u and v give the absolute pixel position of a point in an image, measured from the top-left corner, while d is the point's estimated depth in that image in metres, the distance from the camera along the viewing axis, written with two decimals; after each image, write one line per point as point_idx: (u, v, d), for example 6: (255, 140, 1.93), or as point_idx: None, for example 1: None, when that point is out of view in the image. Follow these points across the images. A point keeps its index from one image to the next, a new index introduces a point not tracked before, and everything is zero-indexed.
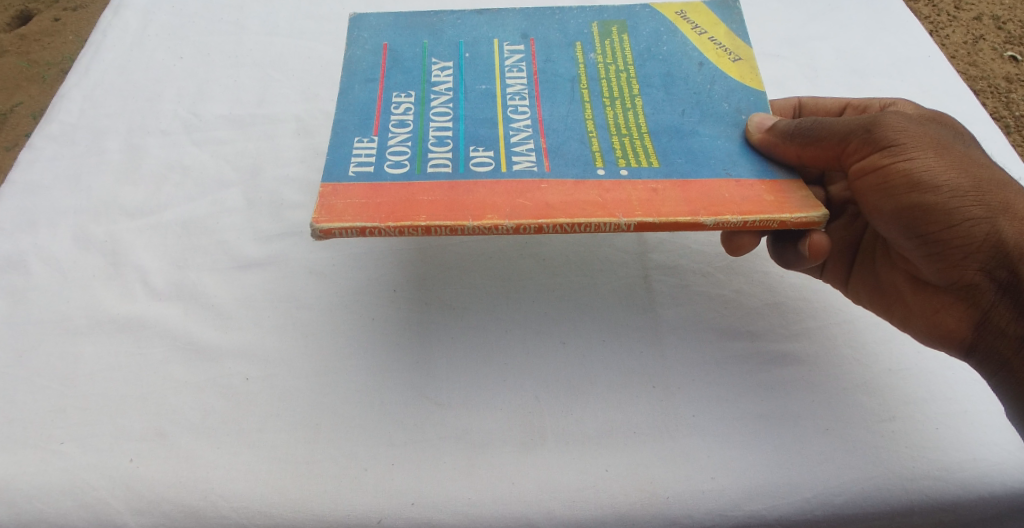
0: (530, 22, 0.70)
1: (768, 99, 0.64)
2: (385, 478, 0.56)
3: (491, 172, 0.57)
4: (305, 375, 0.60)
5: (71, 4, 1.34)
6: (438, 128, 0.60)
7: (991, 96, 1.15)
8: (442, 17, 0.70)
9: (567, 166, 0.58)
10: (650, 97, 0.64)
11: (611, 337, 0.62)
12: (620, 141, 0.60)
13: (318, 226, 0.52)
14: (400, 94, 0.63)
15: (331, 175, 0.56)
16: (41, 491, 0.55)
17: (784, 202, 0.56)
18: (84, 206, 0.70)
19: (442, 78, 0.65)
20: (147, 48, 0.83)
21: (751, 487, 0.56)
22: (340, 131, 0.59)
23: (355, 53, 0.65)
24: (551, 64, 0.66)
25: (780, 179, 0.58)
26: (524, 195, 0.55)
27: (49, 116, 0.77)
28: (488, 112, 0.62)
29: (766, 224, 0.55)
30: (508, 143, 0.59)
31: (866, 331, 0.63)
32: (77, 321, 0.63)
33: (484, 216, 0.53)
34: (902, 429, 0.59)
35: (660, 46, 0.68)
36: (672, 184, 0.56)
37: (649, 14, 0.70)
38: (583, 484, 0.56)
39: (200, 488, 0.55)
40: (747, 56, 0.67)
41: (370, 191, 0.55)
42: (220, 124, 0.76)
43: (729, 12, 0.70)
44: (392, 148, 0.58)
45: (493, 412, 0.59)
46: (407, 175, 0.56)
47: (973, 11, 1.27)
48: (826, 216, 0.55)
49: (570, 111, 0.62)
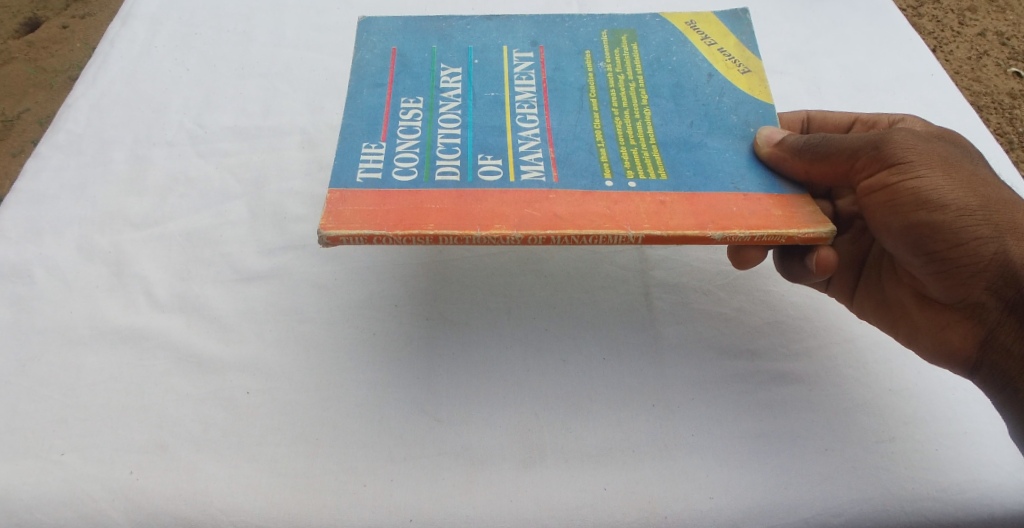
0: (540, 29, 0.70)
1: (776, 113, 0.64)
2: (385, 493, 0.56)
3: (500, 181, 0.57)
4: (306, 389, 0.60)
5: (80, 11, 1.35)
6: (446, 136, 0.61)
7: (995, 111, 1.15)
8: (452, 22, 0.70)
9: (576, 177, 0.58)
10: (659, 107, 0.64)
11: (612, 354, 0.62)
12: (628, 152, 0.60)
13: (325, 233, 0.53)
14: (409, 100, 0.63)
15: (338, 180, 0.56)
16: (41, 502, 0.56)
17: (792, 217, 0.56)
18: (89, 216, 0.70)
19: (450, 84, 0.65)
20: (155, 59, 0.84)
21: (750, 507, 0.56)
22: (347, 136, 0.60)
23: (363, 57, 0.66)
24: (560, 72, 0.67)
25: (788, 193, 0.58)
26: (533, 205, 0.55)
27: (57, 125, 0.77)
28: (496, 120, 0.62)
29: (774, 238, 0.55)
30: (517, 152, 0.60)
31: (866, 351, 0.63)
32: (81, 331, 0.63)
33: (493, 226, 0.53)
34: (902, 449, 0.59)
35: (670, 56, 0.68)
36: (680, 197, 0.57)
37: (659, 23, 0.71)
38: (581, 501, 0.56)
39: (201, 501, 0.56)
40: (757, 68, 0.67)
41: (378, 198, 0.55)
42: (225, 136, 0.77)
43: (740, 23, 0.71)
44: (401, 155, 0.59)
45: (493, 428, 0.59)
46: (416, 182, 0.57)
47: (977, 26, 1.28)
48: (834, 232, 0.55)
49: (578, 121, 0.63)
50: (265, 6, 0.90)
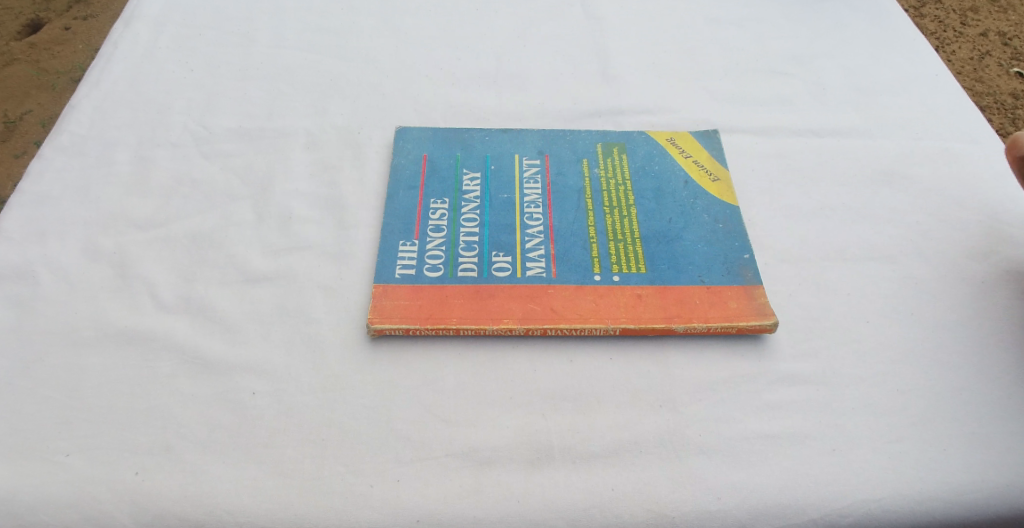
0: (547, 141, 0.75)
1: (742, 216, 0.70)
2: (392, 494, 0.56)
3: (509, 277, 0.64)
4: (312, 390, 0.60)
5: (81, 12, 1.35)
6: (467, 234, 0.67)
7: (998, 111, 1.15)
8: (472, 132, 0.75)
9: (570, 271, 0.64)
10: (643, 208, 0.69)
11: (619, 354, 0.62)
12: (616, 248, 0.66)
13: (372, 325, 0.61)
14: (437, 202, 0.69)
15: (382, 274, 0.64)
16: (46, 504, 0.55)
17: (744, 308, 0.63)
18: (93, 217, 0.70)
19: (471, 187, 0.70)
20: (158, 61, 0.84)
21: (757, 508, 0.56)
22: (387, 234, 0.67)
23: (399, 162, 0.73)
24: (562, 177, 0.71)
25: (746, 283, 0.65)
26: (535, 299, 0.63)
27: (60, 127, 0.77)
28: (508, 219, 0.68)
29: (725, 329, 0.62)
30: (524, 249, 0.66)
31: (873, 351, 0.63)
32: (86, 332, 0.63)
33: (502, 319, 0.62)
34: (910, 450, 0.58)
35: (654, 165, 0.73)
36: (655, 290, 0.64)
37: (644, 139, 0.76)
38: (589, 502, 0.56)
39: (207, 503, 0.56)
40: (726, 178, 0.73)
41: (412, 293, 0.63)
42: (229, 138, 0.77)
43: (711, 141, 0.76)
44: (431, 252, 0.65)
45: (500, 430, 0.58)
46: (442, 278, 0.64)
47: (980, 27, 1.27)
48: (777, 325, 0.62)
49: (576, 219, 0.68)
50: (268, 7, 0.90)
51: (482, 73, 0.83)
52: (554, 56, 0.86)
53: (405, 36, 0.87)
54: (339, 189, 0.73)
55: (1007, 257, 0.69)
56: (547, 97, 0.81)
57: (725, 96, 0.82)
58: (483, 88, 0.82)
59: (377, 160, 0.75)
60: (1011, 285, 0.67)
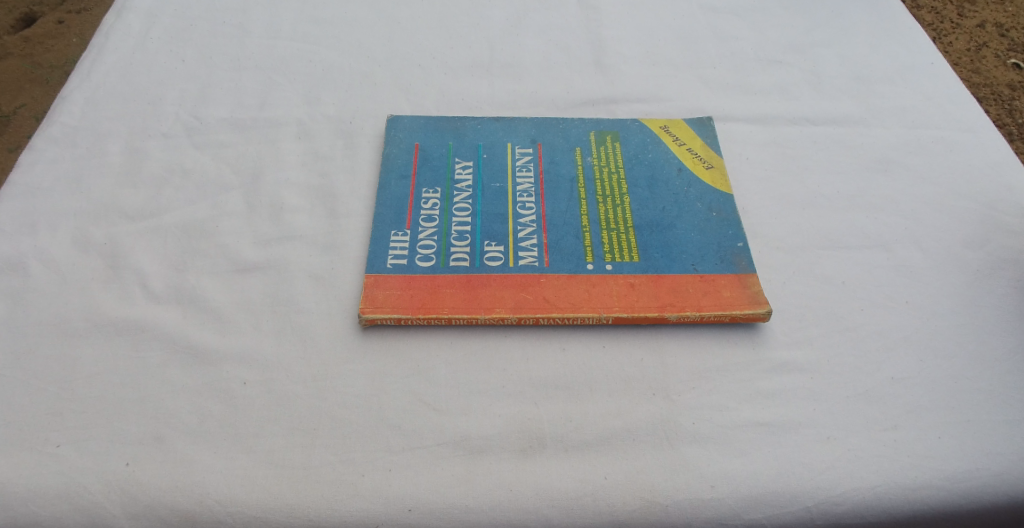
0: (540, 129, 0.74)
1: (736, 204, 0.69)
2: (383, 483, 0.56)
3: (501, 266, 0.64)
4: (303, 380, 0.60)
5: (75, 6, 1.34)
6: (459, 223, 0.66)
7: (995, 103, 1.14)
8: (466, 121, 0.75)
9: (562, 261, 0.64)
10: (636, 196, 0.69)
11: (612, 342, 0.62)
12: (609, 237, 0.66)
13: (364, 315, 0.61)
14: (429, 191, 0.69)
15: (373, 265, 0.64)
16: (37, 495, 0.55)
17: (738, 296, 0.63)
18: (84, 208, 0.70)
19: (463, 176, 0.70)
20: (150, 52, 0.83)
21: (751, 496, 0.56)
22: (378, 224, 0.67)
23: (391, 152, 0.72)
24: (555, 166, 0.71)
25: (740, 271, 0.64)
26: (527, 288, 0.62)
27: (51, 117, 0.76)
28: (500, 208, 0.68)
29: (718, 318, 0.62)
30: (517, 238, 0.65)
31: (868, 339, 0.63)
32: (76, 323, 0.63)
33: (494, 309, 0.61)
34: (905, 438, 0.58)
35: (647, 153, 0.73)
36: (648, 279, 0.63)
37: (638, 127, 0.75)
38: (582, 491, 0.56)
39: (198, 493, 0.55)
40: (720, 165, 0.72)
41: (405, 283, 0.63)
42: (221, 128, 0.76)
43: (705, 128, 0.76)
44: (423, 242, 0.65)
45: (492, 418, 0.58)
46: (434, 268, 0.63)
47: (976, 18, 1.27)
48: (771, 313, 0.62)
49: (569, 208, 0.68)
50: None
51: (476, 62, 0.83)
52: (549, 45, 0.85)
53: (399, 26, 0.87)
54: (331, 179, 0.72)
55: (1002, 245, 0.68)
56: (541, 86, 0.81)
57: (720, 85, 0.82)
58: (477, 77, 0.81)
59: (369, 149, 0.74)
60: (1007, 274, 0.66)
